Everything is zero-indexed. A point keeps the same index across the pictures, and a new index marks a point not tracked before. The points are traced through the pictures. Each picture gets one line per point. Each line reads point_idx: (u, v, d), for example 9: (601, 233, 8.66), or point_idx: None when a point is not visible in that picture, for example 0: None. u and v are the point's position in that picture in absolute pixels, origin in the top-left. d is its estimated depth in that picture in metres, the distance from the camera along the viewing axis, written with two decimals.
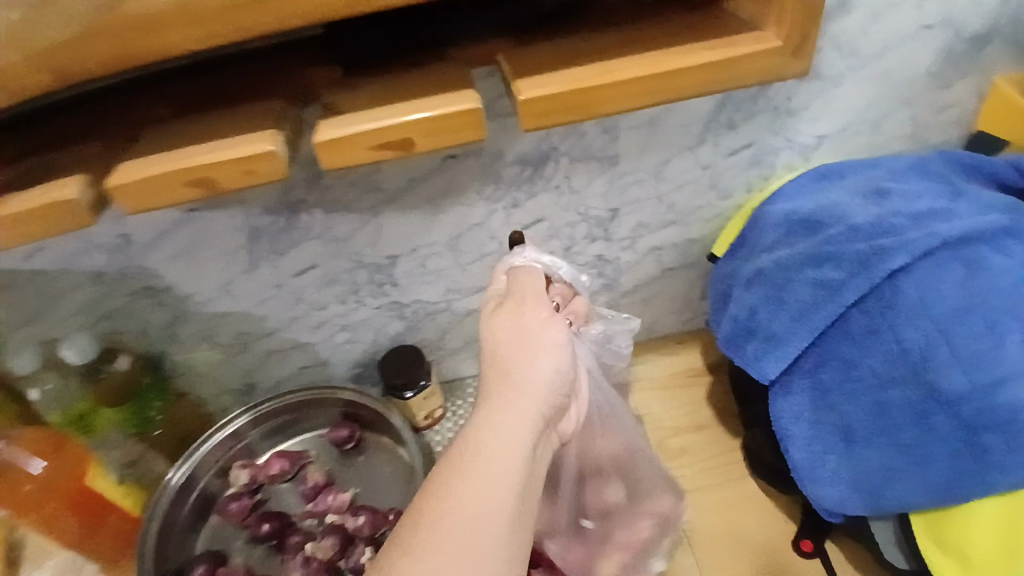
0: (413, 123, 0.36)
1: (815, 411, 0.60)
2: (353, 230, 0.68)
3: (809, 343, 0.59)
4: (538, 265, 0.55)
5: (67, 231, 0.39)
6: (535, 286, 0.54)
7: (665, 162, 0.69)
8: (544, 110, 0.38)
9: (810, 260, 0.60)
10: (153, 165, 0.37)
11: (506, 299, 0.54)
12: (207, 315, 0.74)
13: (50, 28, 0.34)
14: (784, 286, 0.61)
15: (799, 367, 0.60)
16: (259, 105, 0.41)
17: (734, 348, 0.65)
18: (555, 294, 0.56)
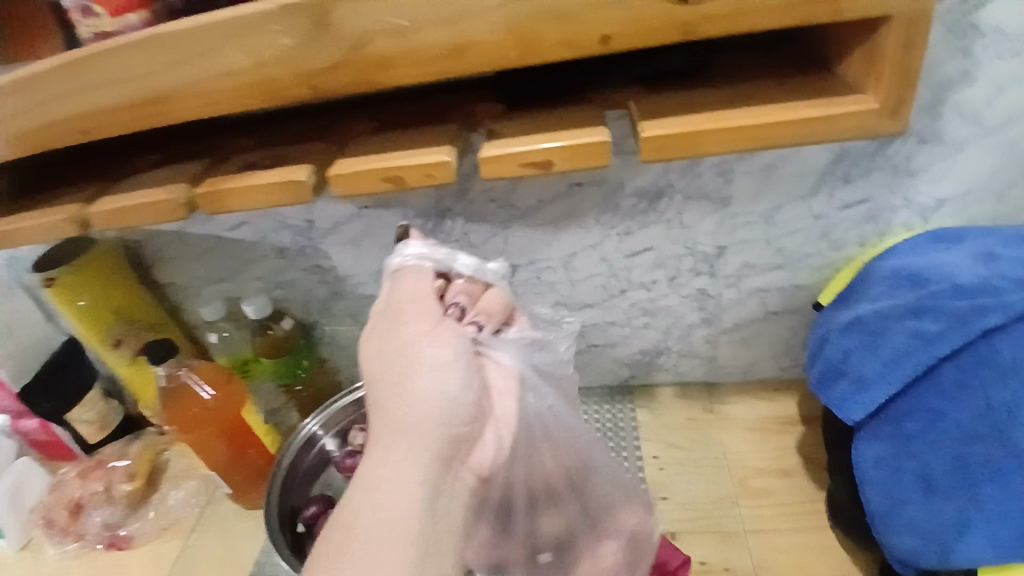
0: (557, 150, 0.46)
1: (896, 458, 0.61)
2: (486, 238, 0.80)
3: (899, 389, 0.61)
4: (430, 261, 0.59)
5: (290, 202, 0.52)
6: (412, 289, 0.57)
7: (776, 209, 0.74)
8: (662, 147, 0.45)
9: (910, 311, 0.62)
10: (360, 161, 0.49)
11: (385, 308, 0.58)
12: (357, 295, 0.89)
13: (310, 59, 0.42)
14: (882, 333, 0.63)
15: (886, 412, 0.62)
16: (438, 128, 0.53)
17: (823, 388, 0.68)
18: (453, 291, 0.59)
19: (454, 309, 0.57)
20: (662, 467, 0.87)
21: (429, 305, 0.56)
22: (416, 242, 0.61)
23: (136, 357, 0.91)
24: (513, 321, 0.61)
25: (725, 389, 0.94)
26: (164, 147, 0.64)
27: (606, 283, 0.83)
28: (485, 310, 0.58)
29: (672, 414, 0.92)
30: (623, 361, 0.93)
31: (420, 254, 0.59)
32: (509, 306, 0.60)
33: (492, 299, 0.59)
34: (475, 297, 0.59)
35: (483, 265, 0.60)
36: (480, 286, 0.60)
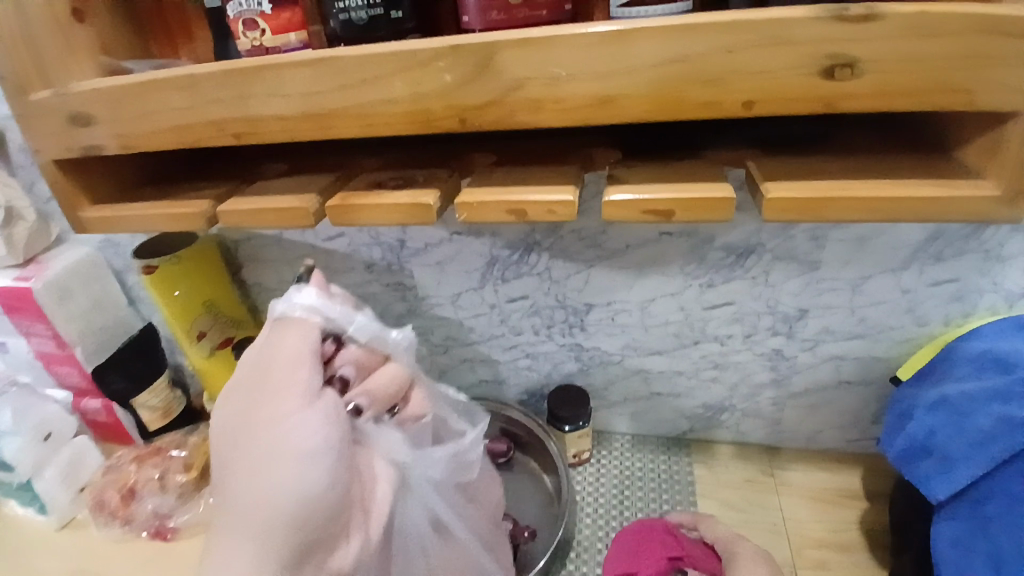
0: (680, 200, 0.48)
1: (971, 539, 0.59)
2: (567, 274, 0.82)
3: (984, 472, 0.59)
4: (319, 317, 0.63)
5: (414, 224, 0.55)
6: (299, 353, 0.59)
7: (865, 278, 0.75)
8: (783, 208, 0.47)
9: (999, 395, 0.60)
10: (488, 193, 0.52)
11: (265, 365, 0.59)
12: (431, 315, 0.92)
13: (467, 97, 0.46)
14: (969, 413, 0.62)
15: (967, 494, 0.61)
16: (560, 168, 0.56)
17: (905, 465, 0.66)
18: (343, 358, 0.62)
19: (339, 382, 0.61)
20: (718, 527, 0.84)
21: (313, 374, 0.57)
22: (314, 291, 0.65)
23: (215, 351, 0.93)
24: (408, 396, 0.65)
25: (785, 454, 0.93)
26: (291, 157, 0.69)
27: (679, 332, 0.83)
28: (375, 386, 0.61)
29: (730, 472, 0.91)
30: (684, 412, 0.93)
31: (322, 309, 0.63)
32: (405, 383, 0.64)
33: (385, 375, 0.63)
34: (365, 369, 0.63)
35: (384, 337, 0.64)
36: (377, 359, 0.64)
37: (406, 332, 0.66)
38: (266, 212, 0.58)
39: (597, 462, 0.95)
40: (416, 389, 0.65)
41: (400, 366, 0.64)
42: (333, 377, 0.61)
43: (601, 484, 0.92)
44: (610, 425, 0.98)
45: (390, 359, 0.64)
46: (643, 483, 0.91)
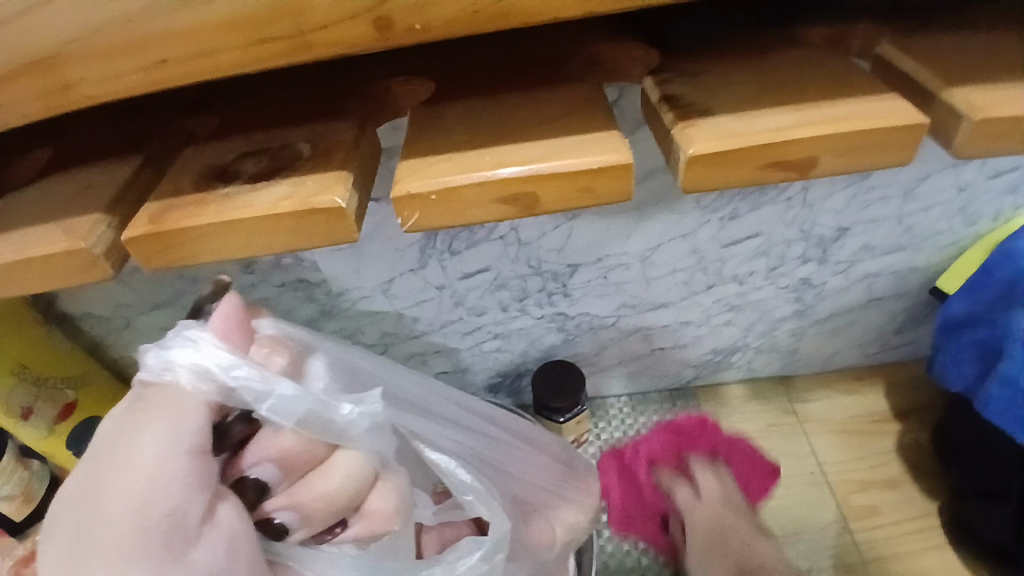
0: (832, 137, 0.26)
1: None
2: (542, 232, 0.59)
3: None
4: (212, 387, 0.35)
5: (314, 247, 0.29)
6: (155, 461, 0.30)
7: (922, 179, 0.58)
8: (1000, 132, 0.28)
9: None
10: (452, 167, 0.26)
11: (88, 482, 0.31)
12: (357, 313, 0.66)
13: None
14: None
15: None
16: (562, 93, 0.31)
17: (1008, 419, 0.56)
18: (261, 449, 0.37)
19: (252, 491, 0.36)
20: (754, 491, 0.73)
21: (186, 495, 0.30)
22: (213, 340, 0.36)
23: (57, 424, 0.59)
24: (368, 498, 0.41)
25: (800, 383, 0.80)
26: (70, 139, 0.40)
27: (690, 279, 0.65)
28: (310, 493, 0.38)
29: (748, 419, 0.78)
30: (690, 362, 0.77)
31: (219, 372, 0.35)
32: (364, 483, 0.40)
33: (330, 478, 0.39)
34: (297, 467, 0.38)
35: (325, 416, 0.38)
36: (318, 448, 0.39)
37: (367, 406, 0.40)
38: (43, 256, 0.32)
39: (597, 439, 0.78)
40: (380, 485, 0.42)
41: (354, 456, 0.40)
42: (243, 482, 0.36)
43: None
44: (602, 390, 0.80)
45: (337, 448, 0.40)
46: None
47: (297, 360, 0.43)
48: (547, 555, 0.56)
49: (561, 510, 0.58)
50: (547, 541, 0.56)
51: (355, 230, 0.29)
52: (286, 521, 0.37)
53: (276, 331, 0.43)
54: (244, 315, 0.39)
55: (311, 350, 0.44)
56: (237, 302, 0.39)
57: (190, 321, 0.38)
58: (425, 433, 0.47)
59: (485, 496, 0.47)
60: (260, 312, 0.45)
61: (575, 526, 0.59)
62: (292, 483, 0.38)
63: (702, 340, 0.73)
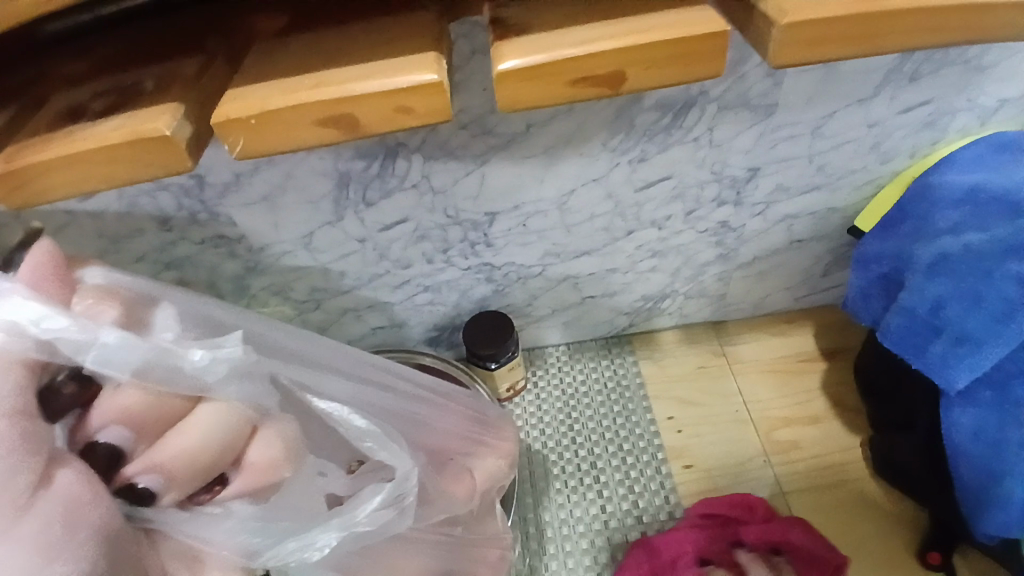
0: (636, 49, 0.26)
1: (1001, 428, 0.53)
2: (454, 180, 0.59)
3: (1010, 351, 0.52)
4: (20, 342, 0.33)
5: (151, 172, 0.32)
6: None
7: (828, 118, 0.59)
8: (814, 37, 0.30)
9: (1009, 251, 0.53)
10: (270, 93, 0.27)
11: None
12: (283, 268, 0.66)
13: None
14: (981, 279, 0.53)
15: (992, 376, 0.53)
16: (403, 19, 0.31)
17: (909, 348, 0.56)
18: (103, 413, 0.35)
19: (102, 457, 0.34)
20: (681, 430, 0.76)
21: (5, 468, 0.29)
22: (23, 292, 0.34)
23: None
24: (247, 449, 0.39)
25: (731, 327, 0.82)
26: None
27: (610, 225, 0.66)
28: (167, 455, 0.35)
29: (679, 363, 0.80)
30: (622, 309, 0.78)
31: (29, 326, 0.33)
32: (238, 432, 0.38)
33: (191, 434, 0.36)
34: (151, 428, 0.36)
35: (171, 363, 0.36)
36: (170, 402, 0.36)
37: (224, 351, 0.37)
38: None
39: (534, 387, 0.80)
40: (260, 434, 0.39)
41: (219, 407, 0.37)
42: (90, 448, 0.34)
43: (544, 412, 0.78)
44: (540, 340, 0.82)
45: (200, 401, 0.37)
46: (590, 399, 0.79)
47: (134, 309, 0.40)
48: (471, 504, 0.56)
49: (484, 456, 0.60)
50: (466, 491, 0.55)
51: (186, 157, 0.31)
52: (149, 485, 0.34)
53: (104, 279, 0.40)
54: (59, 261, 0.38)
55: (156, 302, 0.41)
56: (52, 253, 0.38)
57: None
58: (315, 383, 0.45)
59: (383, 437, 0.45)
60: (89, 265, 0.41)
61: (496, 473, 0.61)
62: (149, 447, 0.36)
63: (632, 286, 0.75)
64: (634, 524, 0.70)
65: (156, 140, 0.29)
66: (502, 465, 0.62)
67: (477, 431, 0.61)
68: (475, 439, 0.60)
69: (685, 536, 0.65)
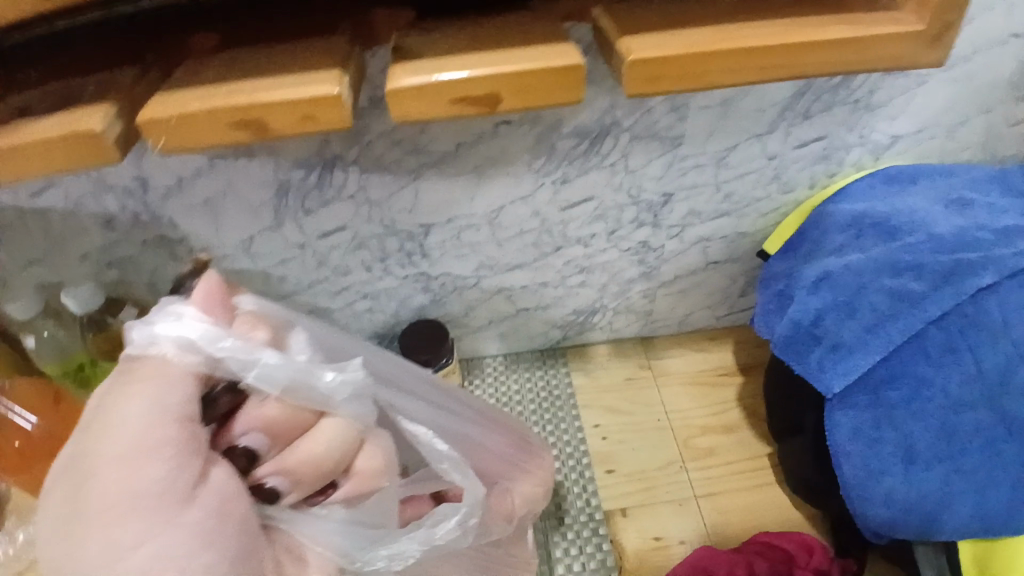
0: (503, 76, 0.33)
1: (875, 429, 0.58)
2: (389, 193, 0.63)
3: (880, 357, 0.58)
4: (190, 357, 0.40)
5: (84, 168, 0.35)
6: (145, 427, 0.36)
7: (730, 150, 0.65)
8: (653, 71, 0.37)
9: (882, 269, 0.59)
10: (195, 98, 0.32)
11: (83, 448, 0.36)
12: (223, 272, 0.69)
13: None
14: (858, 293, 0.59)
15: (865, 382, 0.59)
16: (318, 44, 0.37)
17: (795, 354, 0.62)
18: (246, 420, 0.42)
19: (241, 457, 0.41)
20: (604, 437, 0.80)
21: (176, 465, 0.35)
22: (194, 313, 0.42)
23: None
24: (356, 459, 0.46)
25: (659, 343, 0.87)
26: None
27: (538, 241, 0.71)
28: (295, 459, 0.42)
29: (609, 374, 0.85)
30: (555, 322, 0.83)
31: (205, 344, 0.41)
32: (349, 445, 0.45)
33: (315, 441, 0.43)
34: (282, 436, 0.43)
35: (310, 382, 0.44)
36: (302, 414, 0.44)
37: (348, 375, 0.45)
38: None
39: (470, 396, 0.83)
40: (366, 446, 0.47)
41: (339, 421, 0.45)
42: (232, 450, 0.41)
43: None
44: (478, 350, 0.85)
45: (323, 416, 0.45)
46: (523, 405, 0.82)
47: (279, 333, 0.48)
48: (510, 526, 0.59)
49: (522, 483, 0.62)
50: (507, 510, 0.59)
51: (115, 152, 0.34)
52: (276, 485, 0.41)
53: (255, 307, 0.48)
54: (222, 291, 0.45)
55: (291, 326, 0.50)
56: (215, 282, 0.45)
57: (175, 299, 0.44)
58: (402, 407, 0.53)
59: (458, 463, 0.52)
60: (240, 291, 0.50)
61: (531, 498, 0.62)
62: (279, 452, 0.43)
63: (564, 301, 0.79)
64: (555, 525, 0.74)
65: (90, 137, 0.33)
66: (539, 490, 0.64)
67: (519, 458, 0.64)
68: (518, 464, 0.63)
69: None
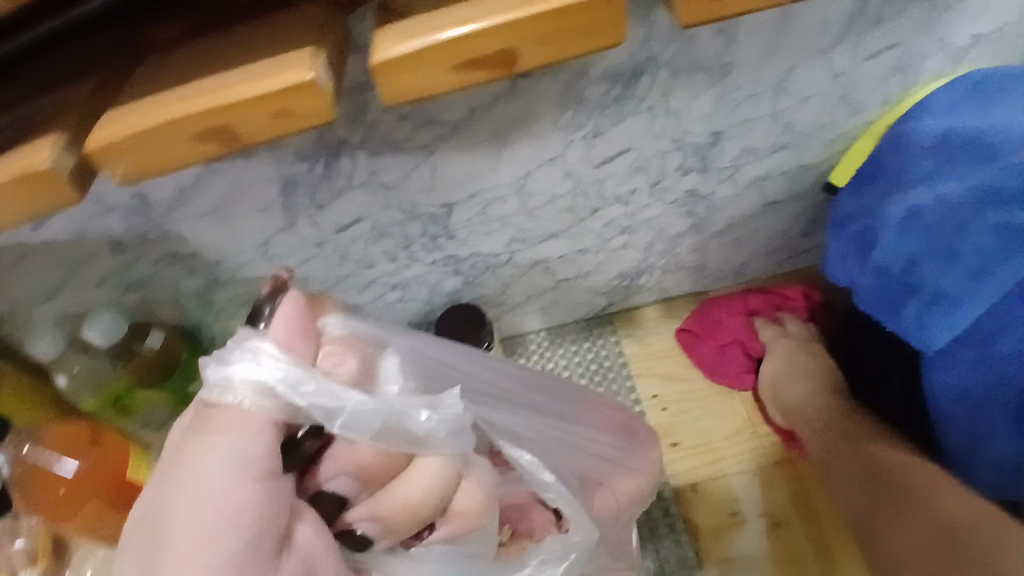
0: (523, 24, 0.28)
1: (982, 386, 0.52)
2: (404, 175, 0.57)
3: (988, 307, 0.50)
4: (270, 401, 0.34)
5: (50, 207, 0.32)
6: (224, 487, 0.30)
7: (788, 72, 0.55)
8: None
9: (984, 202, 0.50)
10: (148, 110, 0.28)
11: (158, 508, 0.31)
12: (243, 279, 0.65)
13: None
14: (956, 234, 0.51)
15: (973, 336, 0.51)
16: (292, 17, 0.31)
17: (885, 309, 0.56)
18: (337, 462, 0.38)
19: (332, 504, 0.37)
20: (665, 408, 0.74)
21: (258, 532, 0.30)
22: (275, 350, 0.35)
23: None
24: (453, 498, 0.42)
25: (714, 298, 0.79)
26: None
27: (573, 206, 0.64)
28: (389, 505, 0.38)
29: (663, 338, 0.79)
30: (599, 289, 0.76)
31: (285, 390, 0.34)
32: (448, 485, 0.41)
33: (411, 487, 0.39)
34: (377, 478, 0.39)
35: (404, 425, 0.38)
36: (397, 458, 0.39)
37: (445, 412, 0.40)
38: None
39: None
40: (463, 484, 0.42)
41: (433, 460, 0.40)
42: (321, 496, 0.37)
43: None
44: (520, 328, 0.80)
45: (416, 455, 0.40)
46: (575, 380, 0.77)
47: (365, 360, 0.42)
48: (615, 526, 0.55)
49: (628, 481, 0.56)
50: (611, 513, 0.54)
51: (74, 185, 0.31)
52: (368, 531, 0.37)
53: (343, 330, 0.42)
54: (304, 314, 0.38)
55: (383, 347, 0.44)
56: (298, 303, 0.38)
57: (251, 326, 0.37)
58: (503, 426, 0.47)
59: (565, 494, 0.48)
60: (323, 309, 0.44)
61: (640, 496, 0.57)
62: (372, 493, 0.39)
63: (609, 266, 0.73)
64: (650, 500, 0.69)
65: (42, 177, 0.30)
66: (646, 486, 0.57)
67: (623, 453, 0.56)
68: (621, 462, 0.56)
69: (730, 326, 0.76)
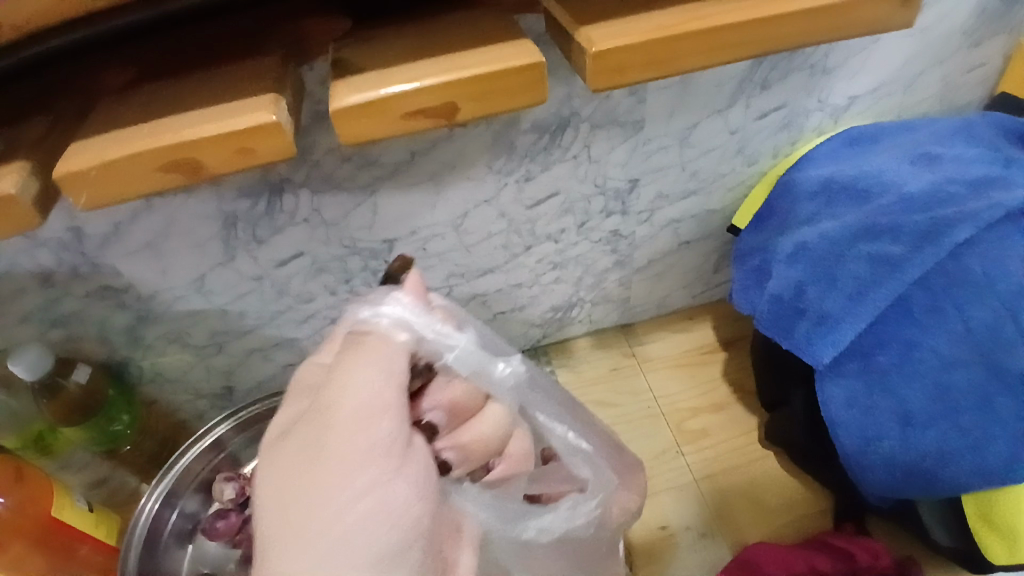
0: (460, 83, 0.32)
1: (868, 397, 0.58)
2: (344, 212, 0.59)
3: (865, 325, 0.58)
4: (405, 332, 0.37)
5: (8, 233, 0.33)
6: (376, 390, 0.35)
7: (692, 128, 0.63)
8: (612, 62, 0.37)
9: (857, 235, 0.59)
10: (112, 145, 0.30)
11: (320, 401, 0.36)
12: (177, 315, 0.64)
13: None
14: (836, 263, 0.59)
15: (854, 350, 0.59)
16: (247, 70, 0.34)
17: (780, 330, 0.63)
18: (434, 399, 0.39)
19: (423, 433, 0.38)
20: None
21: (397, 429, 0.34)
22: (411, 295, 0.39)
23: None
24: (510, 442, 0.42)
25: (639, 328, 0.85)
26: None
27: (507, 242, 0.68)
28: (470, 436, 0.39)
29: (592, 366, 0.83)
30: (534, 321, 0.80)
31: (416, 321, 0.37)
32: (507, 432, 0.40)
33: (485, 425, 0.39)
34: (461, 415, 0.40)
35: (490, 371, 0.38)
36: (478, 400, 0.40)
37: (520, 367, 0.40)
38: None
39: None
40: (517, 432, 0.42)
41: (507, 408, 0.40)
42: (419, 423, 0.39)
43: None
44: None
45: (490, 399, 0.40)
46: None
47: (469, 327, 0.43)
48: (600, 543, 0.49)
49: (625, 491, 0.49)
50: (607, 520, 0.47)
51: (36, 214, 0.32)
52: (449, 457, 0.38)
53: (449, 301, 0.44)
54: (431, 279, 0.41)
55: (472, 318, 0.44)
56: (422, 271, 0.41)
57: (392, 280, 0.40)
58: (539, 403, 0.42)
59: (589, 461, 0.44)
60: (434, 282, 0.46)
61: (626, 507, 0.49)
62: (455, 428, 0.40)
63: (543, 298, 0.77)
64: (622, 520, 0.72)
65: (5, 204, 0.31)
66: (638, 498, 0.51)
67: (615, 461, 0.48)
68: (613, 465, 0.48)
69: None
